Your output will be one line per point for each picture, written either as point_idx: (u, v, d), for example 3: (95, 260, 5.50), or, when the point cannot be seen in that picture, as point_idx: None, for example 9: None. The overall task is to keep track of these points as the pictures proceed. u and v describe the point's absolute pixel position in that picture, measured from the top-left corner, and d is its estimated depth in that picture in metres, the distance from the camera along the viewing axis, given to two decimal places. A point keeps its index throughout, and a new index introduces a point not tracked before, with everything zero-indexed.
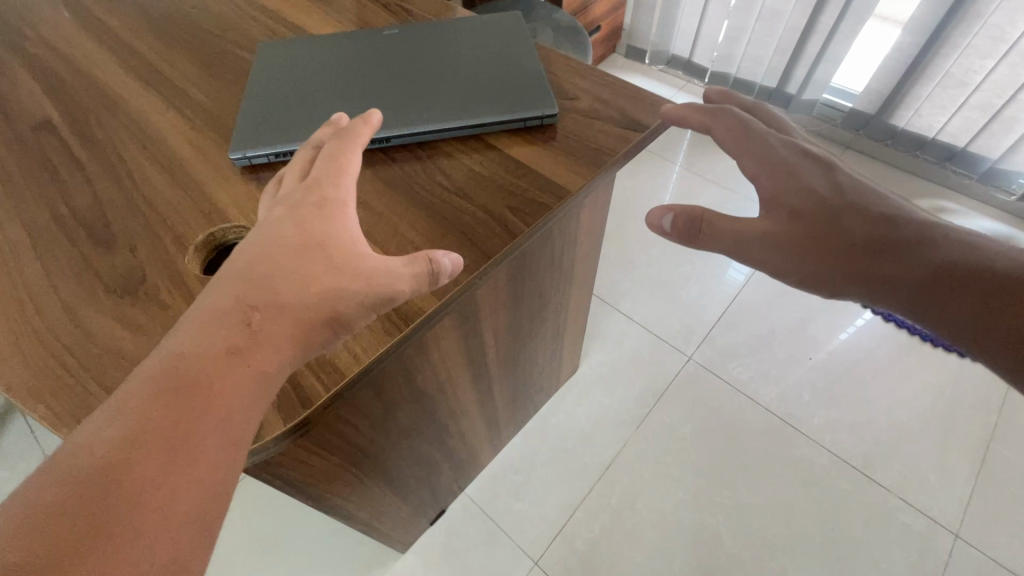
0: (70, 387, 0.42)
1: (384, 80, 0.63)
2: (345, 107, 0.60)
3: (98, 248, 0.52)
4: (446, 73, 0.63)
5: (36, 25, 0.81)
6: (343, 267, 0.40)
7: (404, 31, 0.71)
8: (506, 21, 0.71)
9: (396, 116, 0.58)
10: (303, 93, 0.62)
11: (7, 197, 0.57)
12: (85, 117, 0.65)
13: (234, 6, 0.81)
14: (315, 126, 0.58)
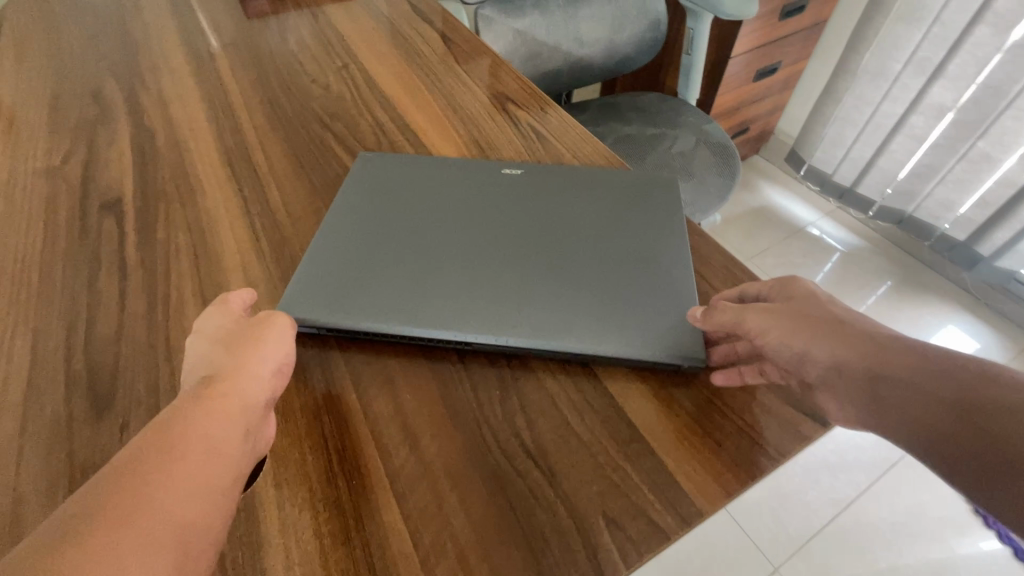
0: None
1: (487, 247, 0.49)
2: (428, 278, 0.46)
3: (88, 410, 0.42)
4: (568, 257, 0.48)
5: (161, 73, 0.78)
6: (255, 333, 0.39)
7: (529, 176, 0.57)
8: (659, 194, 0.55)
9: (487, 313, 0.44)
10: (384, 240, 0.49)
11: (34, 296, 0.49)
12: (155, 204, 0.58)
13: (355, 91, 0.73)
14: (384, 300, 0.45)
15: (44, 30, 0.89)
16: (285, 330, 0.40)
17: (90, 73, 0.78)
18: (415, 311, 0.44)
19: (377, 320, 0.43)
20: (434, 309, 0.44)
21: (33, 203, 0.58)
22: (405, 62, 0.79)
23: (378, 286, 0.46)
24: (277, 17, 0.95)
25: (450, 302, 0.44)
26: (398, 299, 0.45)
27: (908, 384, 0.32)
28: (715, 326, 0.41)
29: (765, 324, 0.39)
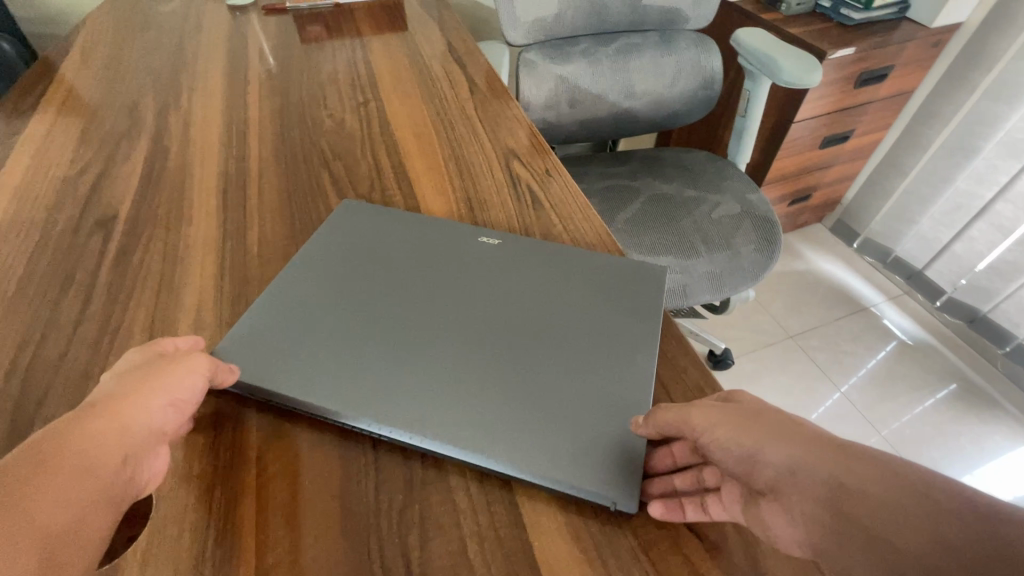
0: None
1: (436, 326, 0.45)
2: (364, 356, 0.43)
3: (5, 437, 0.42)
4: (519, 350, 0.44)
5: (197, 94, 0.81)
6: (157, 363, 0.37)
7: (506, 246, 0.53)
8: (642, 283, 0.49)
9: (412, 407, 0.40)
10: (332, 303, 0.47)
11: (6, 305, 0.51)
12: (143, 226, 0.59)
13: (366, 131, 0.73)
14: (311, 375, 0.42)
15: (114, 41, 0.96)
16: (195, 361, 0.38)
17: (138, 88, 0.83)
18: (340, 392, 0.41)
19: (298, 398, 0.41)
20: (359, 393, 0.41)
21: (39, 210, 0.61)
22: (424, 106, 0.79)
23: (309, 357, 0.43)
24: (321, 45, 0.98)
25: (377, 387, 0.41)
26: (327, 376, 0.42)
27: (873, 501, 0.28)
28: (663, 422, 0.37)
29: (713, 423, 0.35)
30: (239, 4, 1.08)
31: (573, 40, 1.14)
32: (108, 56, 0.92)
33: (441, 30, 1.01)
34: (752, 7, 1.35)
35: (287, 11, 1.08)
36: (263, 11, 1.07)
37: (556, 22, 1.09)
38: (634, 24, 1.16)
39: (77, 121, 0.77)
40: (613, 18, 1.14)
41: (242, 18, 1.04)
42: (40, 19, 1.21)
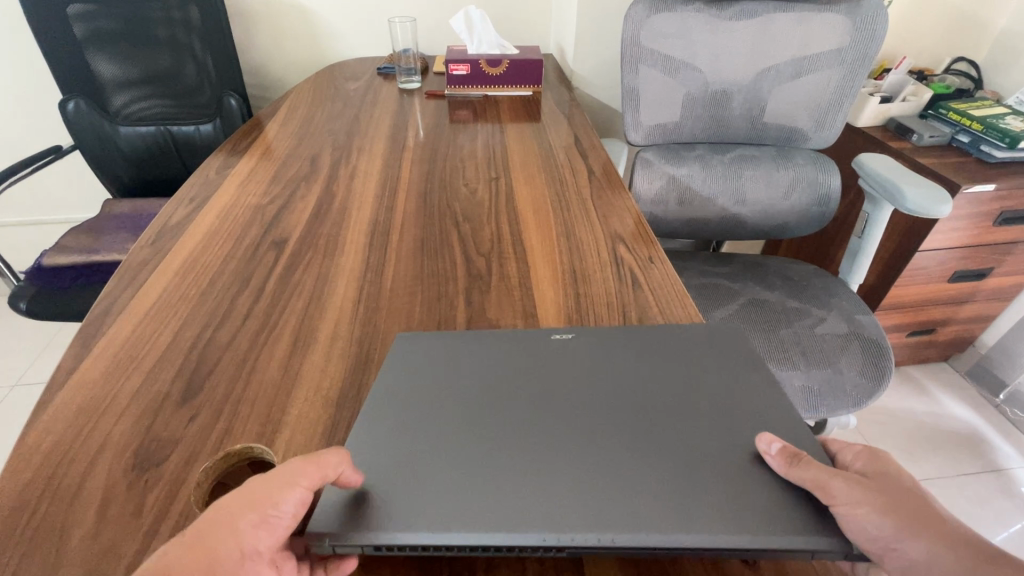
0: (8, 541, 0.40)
1: (589, 412, 0.46)
2: (519, 465, 0.41)
3: (177, 395, 0.52)
4: (704, 429, 0.43)
5: (364, 154, 0.99)
6: (282, 478, 0.38)
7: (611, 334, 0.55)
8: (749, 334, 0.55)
9: (602, 502, 0.38)
10: (441, 429, 0.44)
11: (199, 293, 0.65)
12: (305, 252, 0.72)
13: (494, 203, 0.84)
14: (464, 501, 0.39)
15: (310, 106, 1.21)
16: (283, 475, 0.38)
17: (321, 144, 1.03)
18: (517, 501, 0.39)
19: (464, 531, 0.37)
20: (527, 501, 0.39)
21: (234, 227, 0.77)
22: (544, 189, 0.88)
23: (437, 479, 0.41)
24: (467, 127, 1.14)
25: (553, 496, 0.39)
26: (476, 498, 0.39)
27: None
28: (803, 479, 0.38)
29: (848, 494, 0.37)
30: (408, 88, 1.31)
31: (689, 147, 1.23)
32: (306, 117, 1.17)
33: (570, 126, 1.13)
34: (881, 135, 1.35)
35: (444, 97, 1.29)
36: (425, 95, 1.29)
37: (676, 128, 1.20)
38: (753, 137, 1.23)
39: (274, 163, 0.97)
40: (731, 131, 1.22)
41: (408, 99, 1.26)
42: (259, 84, 1.55)
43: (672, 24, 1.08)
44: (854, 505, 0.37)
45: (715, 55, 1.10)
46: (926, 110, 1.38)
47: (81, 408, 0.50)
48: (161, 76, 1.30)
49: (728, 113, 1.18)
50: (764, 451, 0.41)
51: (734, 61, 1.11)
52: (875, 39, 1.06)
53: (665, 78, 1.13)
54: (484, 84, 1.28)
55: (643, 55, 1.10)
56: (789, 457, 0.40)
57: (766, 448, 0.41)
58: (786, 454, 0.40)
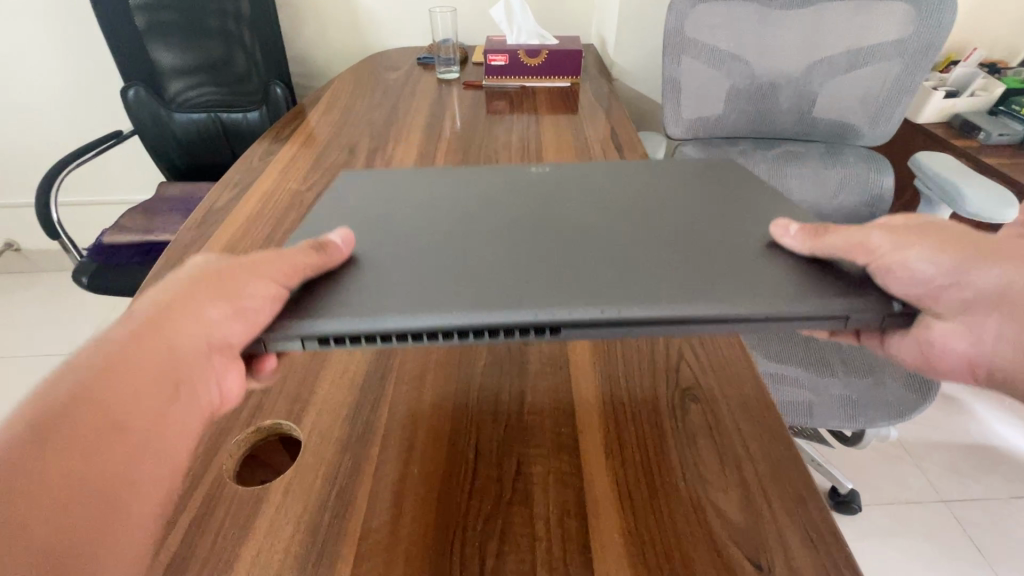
0: None
1: (574, 230, 0.50)
2: (516, 268, 0.45)
3: None
4: (668, 241, 0.48)
5: (401, 144, 1.01)
6: (262, 269, 0.43)
7: (598, 168, 0.61)
8: (734, 172, 0.60)
9: (601, 285, 0.43)
10: (422, 245, 0.49)
11: None
12: None
13: None
14: (482, 295, 0.42)
15: (351, 95, 1.24)
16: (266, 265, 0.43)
17: (359, 132, 1.06)
18: (525, 292, 0.42)
19: (447, 321, 0.40)
20: (477, 285, 0.44)
21: (273, 212, 0.80)
22: None
23: (395, 289, 0.44)
24: (503, 117, 1.14)
25: (562, 287, 0.43)
26: (486, 290, 0.43)
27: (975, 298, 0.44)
28: (825, 241, 0.44)
29: (895, 248, 0.43)
30: (447, 78, 1.32)
31: (731, 141, 1.19)
32: (347, 106, 1.19)
33: (607, 118, 1.12)
34: (943, 133, 1.27)
35: (481, 87, 1.29)
36: (463, 85, 1.29)
37: (718, 122, 1.16)
38: (800, 132, 1.18)
39: (314, 151, 0.99)
40: (777, 126, 1.17)
41: (446, 89, 1.27)
42: (304, 73, 1.60)
43: (718, 15, 1.04)
44: (907, 253, 0.43)
45: (762, 46, 1.06)
46: (997, 107, 1.28)
47: None
48: (213, 66, 1.36)
49: (776, 106, 1.13)
50: (779, 234, 0.46)
51: (785, 52, 1.06)
52: (941, 29, 0.99)
53: (708, 70, 1.09)
54: (522, 75, 1.28)
55: (687, 46, 1.07)
56: (807, 234, 0.45)
57: (778, 231, 0.46)
58: (806, 233, 0.45)
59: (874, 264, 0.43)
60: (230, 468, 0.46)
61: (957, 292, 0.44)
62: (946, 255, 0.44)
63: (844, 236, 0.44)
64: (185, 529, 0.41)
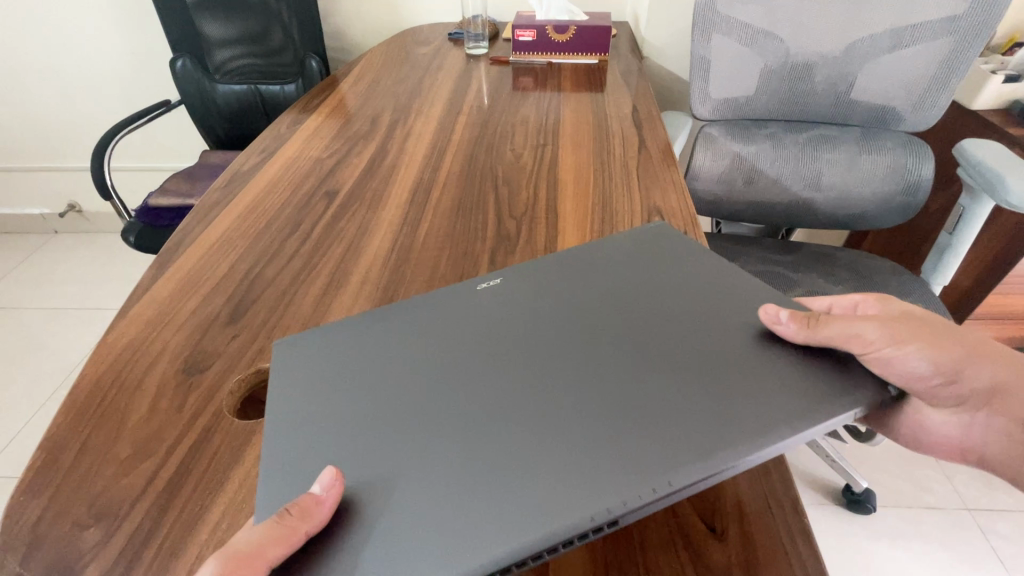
0: (78, 417, 0.49)
1: (557, 368, 0.44)
2: (520, 441, 0.39)
3: (226, 316, 0.59)
4: (667, 364, 0.44)
5: (420, 117, 1.03)
6: (243, 563, 0.33)
7: (557, 279, 0.54)
8: (694, 261, 0.55)
9: (634, 458, 0.37)
10: (383, 416, 0.42)
11: (256, 233, 0.72)
12: (352, 205, 0.77)
13: (536, 168, 0.85)
14: (522, 478, 0.37)
15: (379, 70, 1.26)
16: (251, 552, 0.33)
17: (383, 105, 1.08)
18: (549, 477, 0.36)
19: (509, 527, 0.34)
20: (507, 454, 0.38)
21: (294, 177, 0.84)
22: (588, 160, 0.87)
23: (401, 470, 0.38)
24: (526, 93, 1.14)
25: (591, 469, 0.37)
26: (502, 477, 0.37)
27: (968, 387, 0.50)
28: (827, 335, 0.44)
29: (886, 340, 0.44)
30: (474, 54, 1.32)
31: (761, 124, 1.15)
32: (375, 79, 1.22)
33: (631, 96, 1.10)
34: (997, 119, 1.18)
35: (508, 63, 1.29)
36: (490, 61, 1.30)
37: (748, 103, 1.13)
38: (835, 116, 1.12)
39: (338, 122, 1.03)
40: (812, 109, 1.12)
41: (473, 64, 1.28)
42: (340, 47, 1.64)
43: None
44: (898, 347, 0.45)
45: (798, 23, 1.02)
46: None
47: (151, 318, 0.59)
48: (253, 39, 1.42)
49: (810, 88, 1.08)
50: (774, 320, 0.46)
51: (823, 29, 1.01)
52: (997, 5, 0.92)
53: (740, 48, 1.05)
54: (549, 51, 1.27)
55: (718, 23, 1.04)
56: (801, 324, 0.44)
57: (771, 316, 0.46)
58: (801, 324, 0.44)
59: (868, 354, 0.44)
60: (229, 405, 0.50)
61: (952, 387, 0.49)
62: (943, 356, 0.48)
63: (836, 326, 0.44)
64: (182, 456, 0.45)
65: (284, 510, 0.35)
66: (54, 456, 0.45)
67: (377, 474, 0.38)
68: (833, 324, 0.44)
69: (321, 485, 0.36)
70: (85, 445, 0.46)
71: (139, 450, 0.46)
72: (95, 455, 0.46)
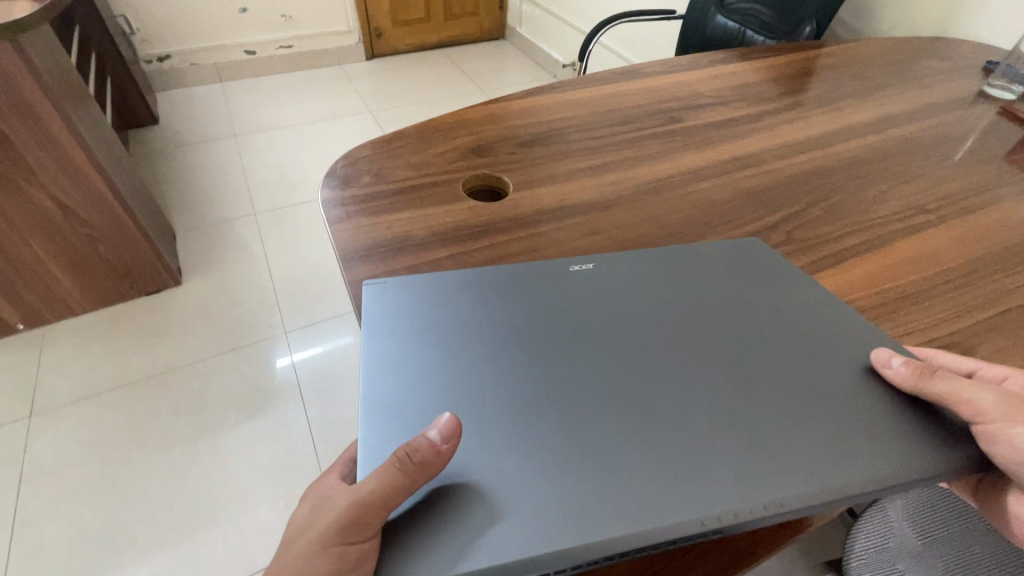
0: (412, 133, 0.76)
1: (699, 364, 0.46)
2: (652, 417, 0.42)
3: (521, 140, 0.76)
4: (783, 400, 0.44)
5: (832, 114, 0.90)
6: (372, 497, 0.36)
7: (688, 266, 0.56)
8: (822, 310, 0.52)
9: (752, 466, 0.39)
10: (488, 352, 0.46)
11: (596, 111, 0.84)
12: (675, 136, 0.80)
13: (880, 221, 0.67)
14: (622, 453, 0.39)
15: (856, 61, 1.11)
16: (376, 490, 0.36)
17: (812, 88, 0.99)
18: (656, 436, 0.40)
19: (589, 478, 0.38)
20: (602, 441, 0.40)
21: (666, 94, 0.91)
22: (960, 257, 0.63)
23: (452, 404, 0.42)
24: (999, 160, 0.83)
25: (711, 468, 0.39)
26: (618, 430, 0.41)
27: None
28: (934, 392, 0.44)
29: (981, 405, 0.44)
30: (992, 96, 1.00)
31: None
32: (840, 67, 1.09)
33: None
34: None
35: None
36: (1004, 110, 0.96)
37: None
38: None
39: (754, 81, 1.00)
40: None
41: (973, 103, 0.98)
42: (858, 31, 1.46)
43: None
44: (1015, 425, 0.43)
45: None
46: None
47: (491, 115, 0.81)
48: None
49: None
50: (881, 364, 0.46)
51: None
52: None
53: None
54: None
55: None
56: (913, 372, 0.45)
57: (880, 359, 0.46)
58: (914, 372, 0.45)
59: (978, 426, 0.44)
60: (473, 181, 0.69)
61: None
62: None
63: (950, 385, 0.44)
64: (427, 182, 0.67)
65: (402, 456, 0.37)
66: (389, 139, 0.74)
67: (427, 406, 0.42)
68: (941, 383, 0.44)
69: (434, 434, 0.37)
70: (403, 143, 0.73)
71: (415, 164, 0.70)
72: (400, 151, 0.72)
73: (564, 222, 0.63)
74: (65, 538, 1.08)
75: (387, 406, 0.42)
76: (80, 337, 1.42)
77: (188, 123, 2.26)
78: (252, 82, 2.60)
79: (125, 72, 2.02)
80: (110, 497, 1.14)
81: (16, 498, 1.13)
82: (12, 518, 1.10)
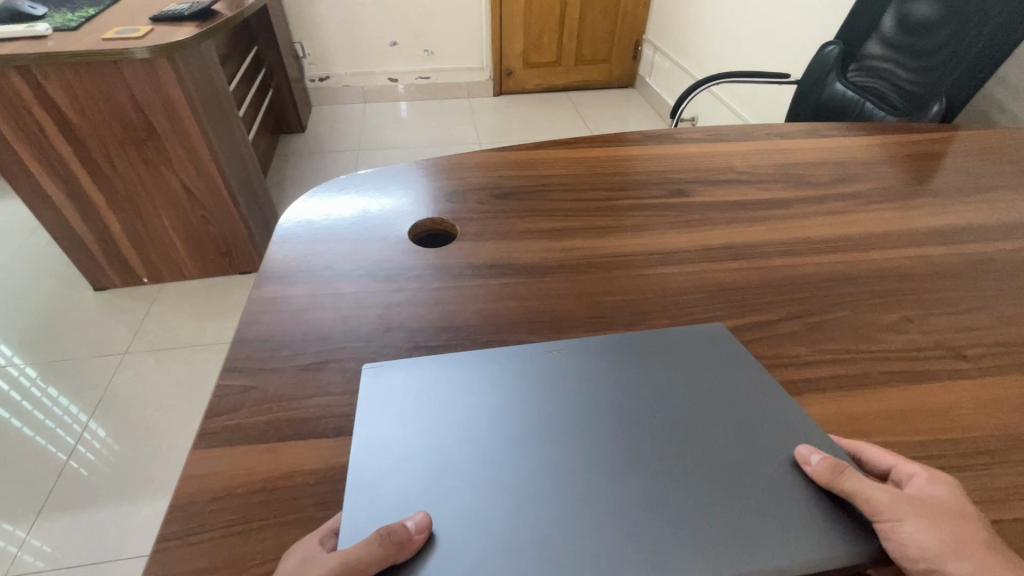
0: (400, 170, 0.79)
1: (609, 439, 0.42)
2: (552, 496, 0.38)
3: (501, 192, 0.75)
4: (707, 487, 0.39)
5: (895, 213, 0.74)
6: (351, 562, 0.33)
7: (632, 335, 0.52)
8: (759, 393, 0.46)
9: (672, 555, 0.35)
10: (383, 399, 0.45)
11: (596, 173, 0.79)
12: (673, 210, 0.72)
13: (883, 355, 0.53)
14: (549, 541, 0.36)
15: (973, 152, 0.90)
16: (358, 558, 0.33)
17: (889, 177, 0.82)
18: (547, 513, 0.37)
19: (504, 551, 0.36)
20: (522, 527, 0.37)
21: (691, 164, 0.82)
22: (977, 424, 0.47)
23: (403, 480, 0.40)
24: None
25: (631, 557, 0.35)
26: (512, 498, 0.38)
27: None
28: (845, 488, 0.37)
29: (895, 508, 0.35)
30: None
31: None
32: (946, 157, 0.89)
33: None
34: None
35: None
36: None
37: None
38: None
39: (815, 158, 0.86)
40: None
41: None
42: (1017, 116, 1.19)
43: None
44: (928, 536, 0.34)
45: None
46: None
47: (484, 162, 0.81)
48: (911, 61, 1.24)
49: None
50: (802, 459, 0.40)
51: None
52: None
53: None
54: None
55: None
56: (832, 468, 0.38)
57: (801, 453, 0.40)
58: (831, 468, 0.38)
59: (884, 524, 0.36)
60: (424, 225, 0.69)
61: None
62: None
63: (862, 484, 0.36)
64: (376, 219, 0.69)
65: (390, 533, 0.34)
66: (374, 174, 0.77)
67: (371, 475, 0.40)
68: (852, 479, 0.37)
69: (412, 523, 0.36)
70: (384, 179, 0.76)
71: (381, 200, 0.73)
72: (377, 186, 0.75)
73: (485, 279, 0.60)
74: (106, 462, 1.27)
75: (365, 481, 0.40)
76: (179, 300, 1.69)
77: (326, 135, 2.61)
78: (390, 106, 2.92)
79: (288, 85, 2.43)
80: (148, 439, 1.32)
81: (89, 416, 1.36)
82: (86, 421, 1.35)
